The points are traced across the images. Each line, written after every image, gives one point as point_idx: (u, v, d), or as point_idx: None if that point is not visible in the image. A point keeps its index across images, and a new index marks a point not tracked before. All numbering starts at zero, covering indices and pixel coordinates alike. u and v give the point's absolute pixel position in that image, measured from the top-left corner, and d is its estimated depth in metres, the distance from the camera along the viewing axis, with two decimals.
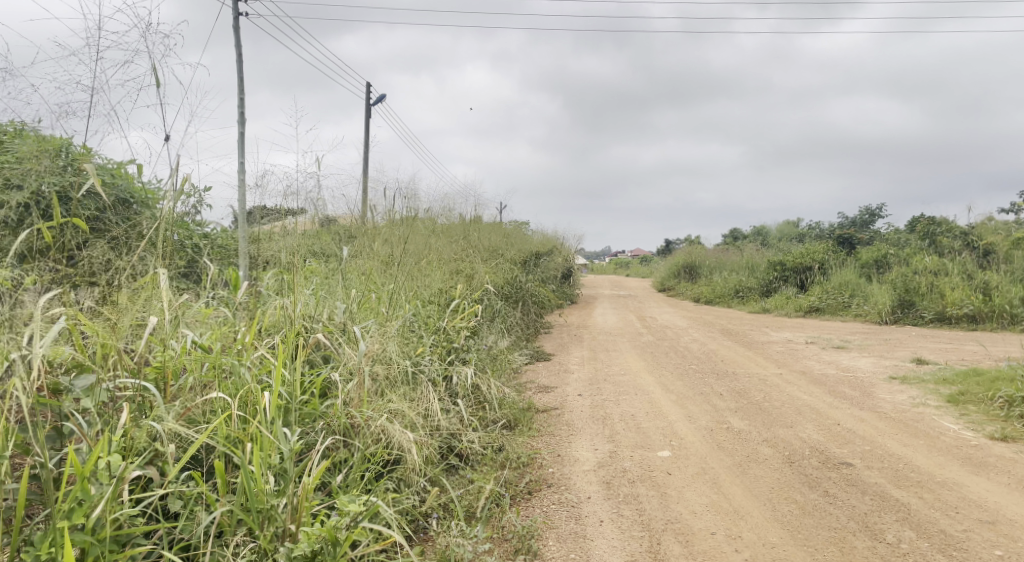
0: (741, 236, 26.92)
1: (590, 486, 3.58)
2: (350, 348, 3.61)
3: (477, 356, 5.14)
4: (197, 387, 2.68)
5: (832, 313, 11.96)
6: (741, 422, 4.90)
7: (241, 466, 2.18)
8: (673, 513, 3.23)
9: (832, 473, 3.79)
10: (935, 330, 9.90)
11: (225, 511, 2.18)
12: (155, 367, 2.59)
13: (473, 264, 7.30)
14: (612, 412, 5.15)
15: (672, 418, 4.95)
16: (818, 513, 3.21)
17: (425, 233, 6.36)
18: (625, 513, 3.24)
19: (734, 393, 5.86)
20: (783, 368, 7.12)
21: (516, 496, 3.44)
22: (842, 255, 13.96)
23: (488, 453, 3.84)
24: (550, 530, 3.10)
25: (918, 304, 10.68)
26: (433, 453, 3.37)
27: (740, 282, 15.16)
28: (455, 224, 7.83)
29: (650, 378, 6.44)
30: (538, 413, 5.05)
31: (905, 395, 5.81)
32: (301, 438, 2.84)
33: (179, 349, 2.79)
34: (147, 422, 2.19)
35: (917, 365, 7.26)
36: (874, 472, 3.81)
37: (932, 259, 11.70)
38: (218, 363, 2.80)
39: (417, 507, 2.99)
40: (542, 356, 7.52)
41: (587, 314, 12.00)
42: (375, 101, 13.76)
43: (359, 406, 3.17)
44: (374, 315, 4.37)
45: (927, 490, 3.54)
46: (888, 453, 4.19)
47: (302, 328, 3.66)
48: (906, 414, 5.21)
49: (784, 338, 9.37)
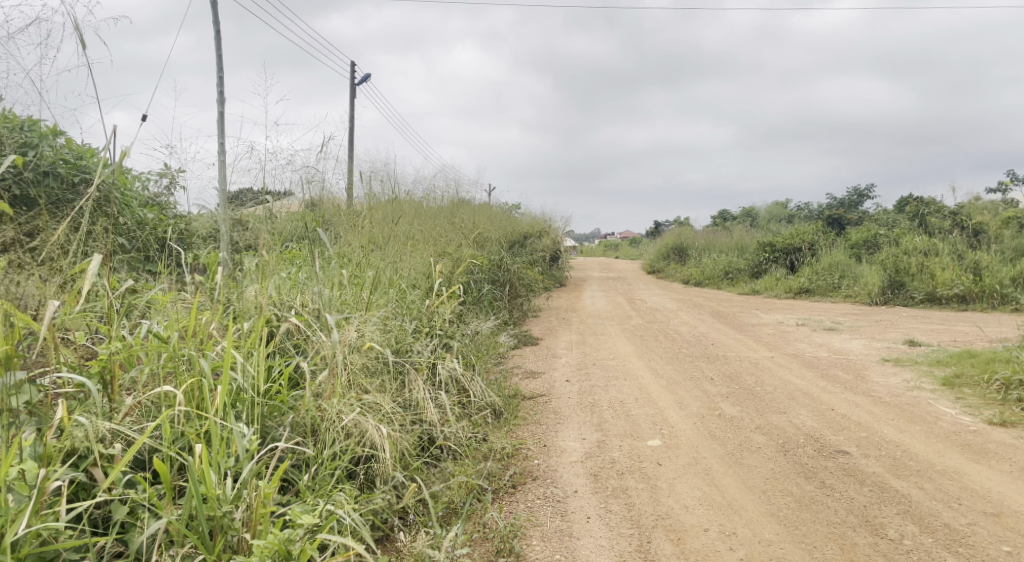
0: (731, 218, 26.78)
1: (576, 479, 3.42)
2: (324, 335, 3.39)
3: (462, 342, 4.94)
4: (151, 380, 2.51)
5: (822, 294, 11.85)
6: (733, 408, 4.76)
7: (190, 472, 1.99)
8: (663, 508, 3.07)
9: (828, 462, 3.64)
10: (925, 310, 9.80)
11: (172, 520, 1.99)
12: (99, 359, 2.39)
13: (459, 247, 7.10)
14: (600, 398, 4.98)
15: (663, 405, 4.79)
16: (816, 506, 3.06)
17: (408, 213, 6.14)
18: (613, 508, 3.08)
19: (725, 377, 5.72)
20: (774, 351, 6.99)
21: (499, 490, 3.27)
22: (832, 236, 13.86)
23: (470, 444, 3.66)
24: (535, 528, 2.93)
25: (908, 285, 10.58)
26: (411, 446, 3.19)
27: (730, 263, 15.03)
28: (442, 205, 7.58)
29: (640, 362, 6.28)
30: (524, 400, 4.88)
31: (899, 379, 5.68)
32: (264, 434, 2.64)
33: (133, 338, 2.60)
34: (81, 421, 2.01)
35: (909, 347, 7.14)
36: (872, 461, 3.67)
37: (922, 239, 11.58)
38: (176, 353, 2.60)
39: (392, 506, 2.82)
40: (530, 340, 7.35)
41: (576, 296, 11.82)
42: (361, 81, 13.29)
43: (331, 398, 2.94)
44: (353, 301, 4.15)
45: (927, 480, 3.41)
46: (885, 440, 4.05)
47: (272, 316, 3.45)
48: (902, 398, 5.09)
49: (775, 320, 9.24)
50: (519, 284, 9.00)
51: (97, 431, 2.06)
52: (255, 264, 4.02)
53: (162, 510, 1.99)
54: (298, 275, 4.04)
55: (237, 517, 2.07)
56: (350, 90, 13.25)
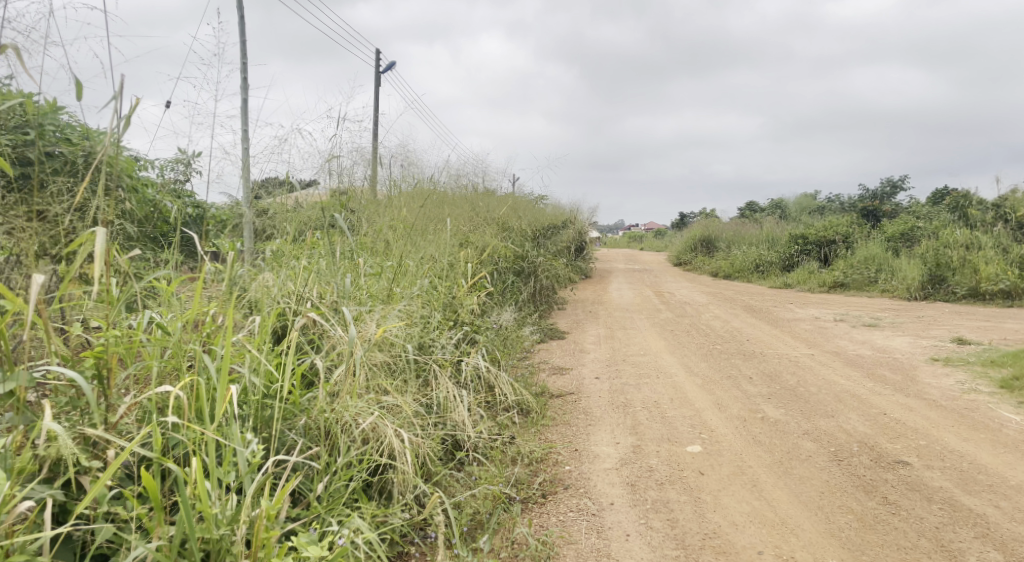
0: (758, 209, 26.19)
1: (612, 489, 3.14)
2: (343, 329, 3.12)
3: (487, 336, 4.67)
4: (155, 375, 2.27)
5: (858, 289, 11.40)
6: (776, 410, 4.44)
7: (182, 490, 1.73)
8: (710, 526, 2.79)
9: (889, 474, 3.32)
10: (968, 307, 9.33)
11: (164, 543, 1.74)
12: (93, 351, 2.15)
13: (483, 236, 6.83)
14: (633, 398, 4.69)
15: (700, 407, 4.48)
16: (881, 527, 2.76)
17: (433, 201, 5.88)
18: (654, 525, 2.80)
19: (764, 376, 5.40)
20: (814, 348, 6.63)
21: (527, 500, 3.02)
22: (867, 228, 13.36)
23: (497, 448, 3.40)
24: (569, 546, 2.66)
25: (950, 279, 10.11)
26: (434, 452, 2.93)
27: (759, 256, 14.56)
28: (466, 193, 7.30)
29: (672, 359, 5.99)
30: (552, 399, 4.62)
31: (952, 380, 5.30)
32: (273, 440, 2.38)
33: (135, 328, 2.36)
34: (55, 426, 1.74)
35: (958, 345, 6.74)
36: (937, 474, 3.34)
37: (964, 232, 11.06)
38: (180, 348, 2.36)
39: (412, 518, 2.58)
40: (556, 334, 7.07)
41: (602, 288, 11.50)
42: (386, 68, 12.87)
43: (347, 398, 2.66)
44: (375, 291, 3.89)
45: (1003, 496, 3.08)
46: (948, 450, 3.71)
47: (286, 309, 3.19)
48: (958, 402, 4.73)
49: (811, 315, 8.85)
50: (545, 275, 8.72)
51: (70, 439, 1.77)
52: (275, 252, 3.77)
53: (155, 531, 1.75)
54: (318, 263, 3.78)
55: (235, 539, 1.82)
56: (375, 77, 13.01)
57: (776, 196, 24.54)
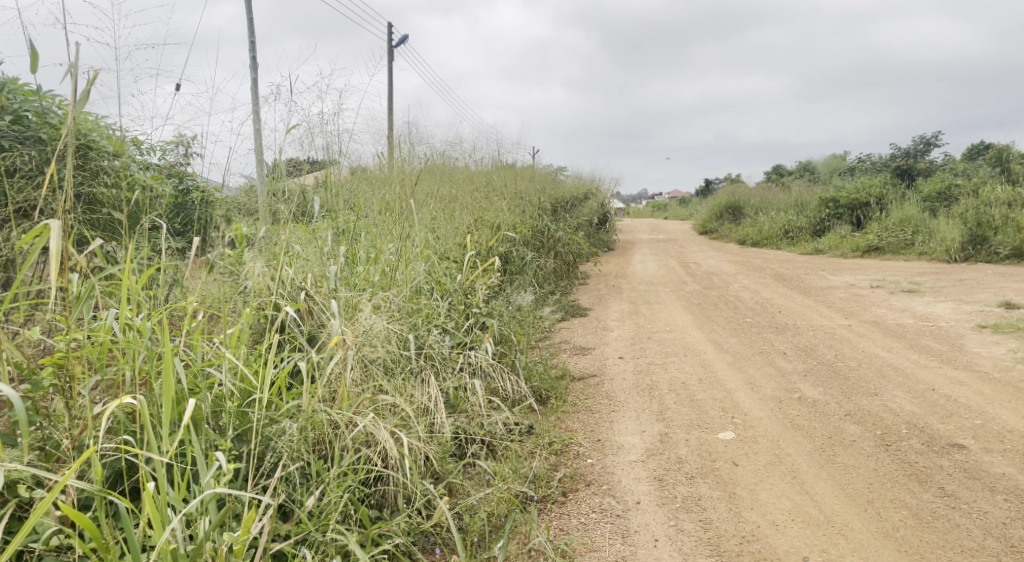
0: (785, 174, 25.42)
1: (638, 486, 2.88)
2: (337, 322, 2.84)
3: (502, 319, 4.41)
4: (125, 382, 2.03)
5: (893, 253, 10.90)
6: (814, 389, 4.14)
7: (129, 526, 1.52)
8: (747, 527, 2.53)
9: (944, 460, 3.02)
10: (1013, 267, 8.83)
11: None
12: (52, 358, 1.89)
13: (497, 211, 6.53)
14: (660, 379, 4.42)
15: (731, 387, 4.20)
16: (940, 524, 2.47)
17: (441, 176, 5.59)
18: (685, 528, 2.54)
19: (799, 351, 5.07)
20: (851, 319, 6.26)
21: (546, 500, 2.79)
22: (901, 189, 12.78)
23: (512, 443, 3.17)
24: (591, 555, 2.42)
25: (992, 239, 9.56)
26: (441, 452, 2.68)
27: (788, 221, 14.03)
28: (479, 166, 6.98)
29: (699, 334, 5.68)
30: (573, 383, 4.38)
31: (1002, 350, 4.93)
32: (258, 452, 2.13)
33: (101, 330, 2.09)
34: None
35: (1005, 310, 6.31)
36: (998, 459, 3.02)
37: (1006, 189, 10.46)
38: (152, 351, 2.08)
39: (416, 528, 2.35)
40: (578, 312, 6.79)
41: (625, 261, 11.15)
42: (397, 42, 12.46)
43: (339, 402, 2.40)
44: (376, 277, 3.63)
45: None
46: (1007, 430, 3.38)
47: (274, 302, 2.92)
48: (1012, 373, 4.37)
49: (846, 282, 8.44)
50: (565, 250, 8.41)
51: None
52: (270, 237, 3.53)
53: None
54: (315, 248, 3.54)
55: None
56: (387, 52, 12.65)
57: (804, 160, 23.81)
